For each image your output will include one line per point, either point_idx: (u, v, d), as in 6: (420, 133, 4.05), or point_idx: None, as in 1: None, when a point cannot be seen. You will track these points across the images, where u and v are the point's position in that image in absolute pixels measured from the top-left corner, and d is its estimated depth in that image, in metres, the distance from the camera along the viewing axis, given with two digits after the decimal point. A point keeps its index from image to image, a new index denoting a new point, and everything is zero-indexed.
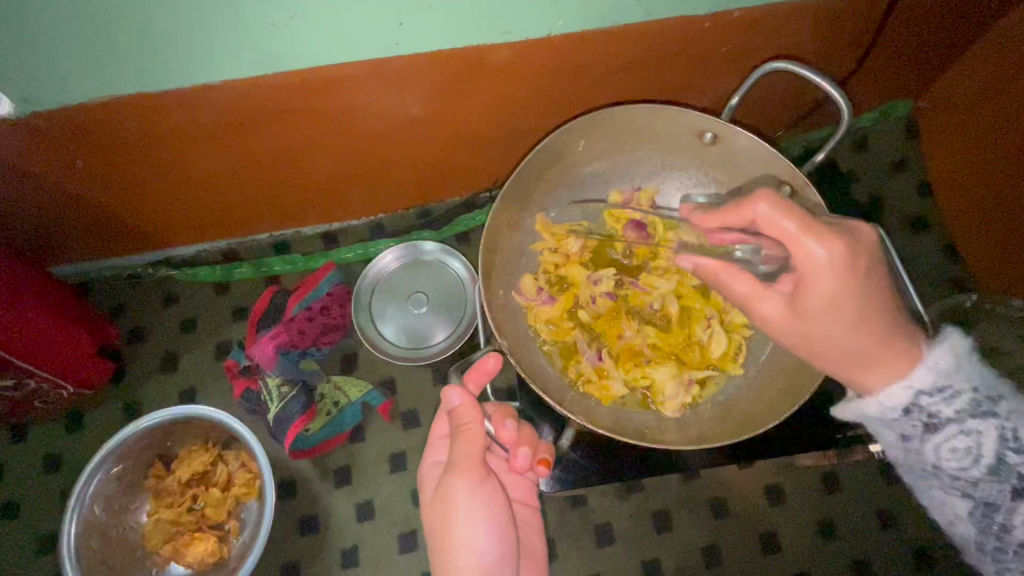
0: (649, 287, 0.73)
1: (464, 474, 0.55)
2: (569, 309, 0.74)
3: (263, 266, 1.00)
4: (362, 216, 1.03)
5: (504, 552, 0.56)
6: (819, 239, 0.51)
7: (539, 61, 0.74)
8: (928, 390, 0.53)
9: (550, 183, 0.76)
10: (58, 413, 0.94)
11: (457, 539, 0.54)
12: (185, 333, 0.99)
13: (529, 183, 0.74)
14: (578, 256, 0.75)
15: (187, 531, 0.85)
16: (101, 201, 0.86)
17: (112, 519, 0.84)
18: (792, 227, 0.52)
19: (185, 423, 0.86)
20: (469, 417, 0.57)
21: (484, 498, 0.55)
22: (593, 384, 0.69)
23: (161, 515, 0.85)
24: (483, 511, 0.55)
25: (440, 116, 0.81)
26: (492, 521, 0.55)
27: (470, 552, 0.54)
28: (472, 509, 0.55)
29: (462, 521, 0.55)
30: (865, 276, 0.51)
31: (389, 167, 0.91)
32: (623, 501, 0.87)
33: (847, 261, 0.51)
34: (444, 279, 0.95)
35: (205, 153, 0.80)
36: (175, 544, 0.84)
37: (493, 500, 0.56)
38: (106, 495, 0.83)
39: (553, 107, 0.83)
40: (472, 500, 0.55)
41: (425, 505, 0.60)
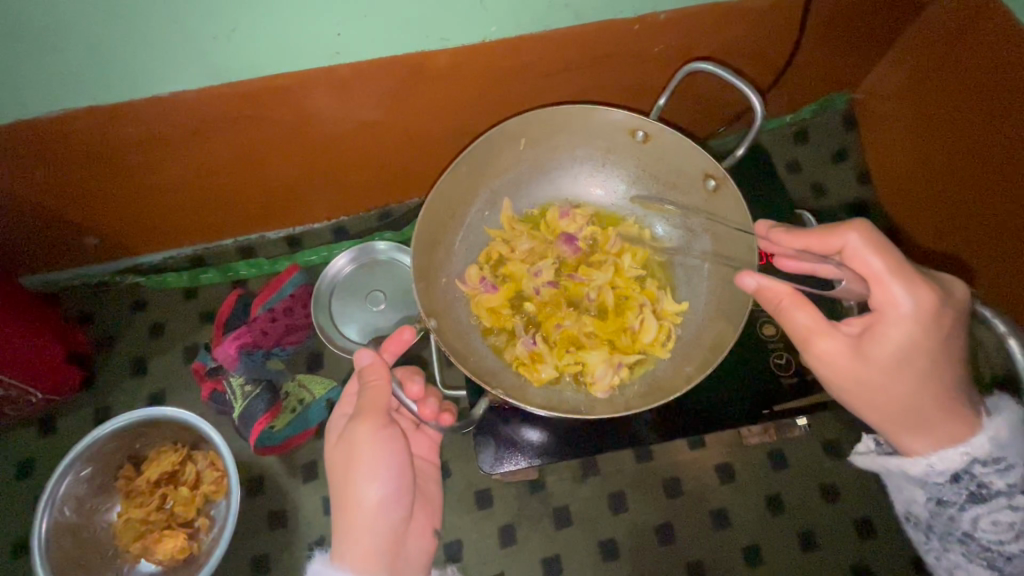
0: (586, 278, 0.76)
1: (367, 419, 0.62)
2: (512, 298, 0.76)
3: (230, 270, 1.04)
4: (325, 219, 1.06)
5: (401, 487, 0.63)
6: (907, 286, 0.54)
7: (479, 68, 0.78)
8: (983, 460, 0.57)
9: (493, 179, 0.78)
10: (31, 421, 0.96)
11: (355, 480, 0.61)
12: (154, 339, 1.02)
13: (473, 178, 0.76)
14: (539, 243, 0.78)
15: (157, 528, 0.87)
16: (67, 211, 0.88)
17: (84, 520, 0.86)
18: (879, 266, 0.55)
19: (154, 425, 0.89)
20: (377, 374, 0.64)
21: (384, 441, 0.62)
22: (526, 366, 0.72)
23: (132, 514, 0.87)
24: (382, 453, 0.62)
25: (389, 120, 0.84)
26: (393, 465, 0.62)
27: (369, 489, 0.61)
28: (375, 451, 0.61)
29: (364, 462, 0.61)
30: (943, 329, 0.54)
31: (342, 171, 0.94)
32: (580, 485, 0.91)
33: (932, 309, 0.54)
34: (401, 276, 0.98)
35: (159, 162, 0.82)
36: (144, 542, 0.86)
37: (393, 442, 0.62)
38: (78, 496, 0.86)
39: (497, 110, 0.87)
40: (373, 443, 0.61)
41: (327, 450, 0.66)
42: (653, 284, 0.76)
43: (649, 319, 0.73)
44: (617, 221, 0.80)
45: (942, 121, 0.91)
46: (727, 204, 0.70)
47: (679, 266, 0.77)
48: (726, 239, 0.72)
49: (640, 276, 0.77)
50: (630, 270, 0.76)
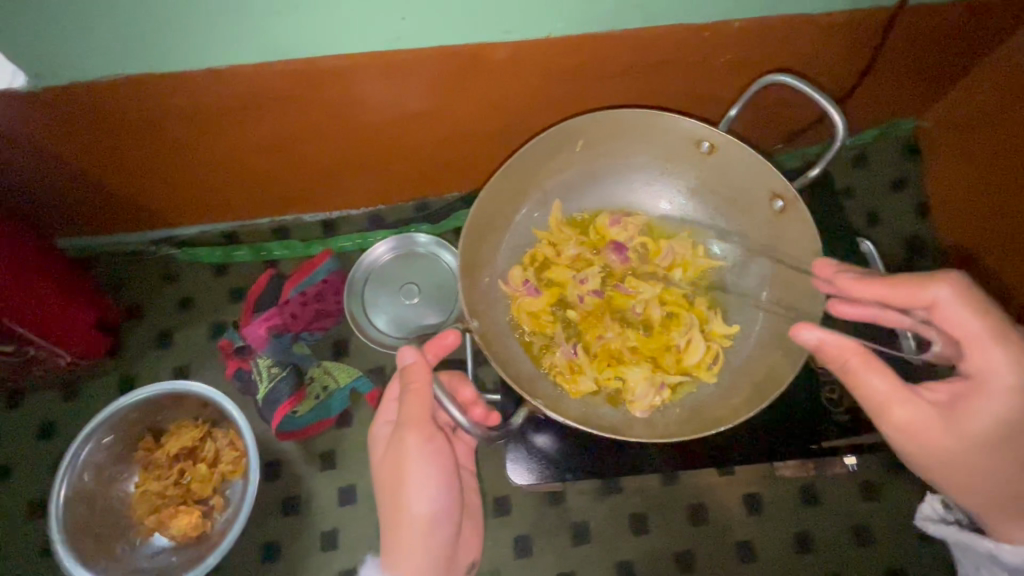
0: (633, 290, 0.73)
1: (414, 431, 0.62)
2: (554, 305, 0.73)
3: (262, 250, 1.03)
4: (361, 206, 1.04)
5: (448, 501, 0.64)
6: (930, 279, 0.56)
7: (539, 64, 0.75)
8: None
9: (544, 179, 0.75)
10: (56, 382, 0.96)
11: (407, 494, 0.62)
12: (183, 312, 1.01)
13: (525, 180, 0.74)
14: (585, 251, 0.75)
15: (172, 504, 0.86)
16: (106, 176, 0.87)
17: (101, 488, 0.86)
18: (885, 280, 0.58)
19: (177, 398, 0.88)
20: (418, 378, 0.62)
21: (432, 453, 0.63)
22: (563, 376, 0.69)
23: (148, 487, 0.86)
24: (430, 467, 0.63)
25: (439, 111, 0.82)
26: (439, 478, 0.63)
27: (419, 503, 0.62)
28: (421, 465, 0.62)
29: (413, 475, 0.62)
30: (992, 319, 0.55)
31: (385, 158, 0.92)
32: (600, 501, 0.88)
33: (964, 289, 0.55)
34: (437, 271, 0.96)
35: (205, 135, 0.81)
36: (160, 516, 0.85)
37: (439, 455, 0.64)
38: (96, 464, 0.86)
39: (551, 108, 0.84)
40: (421, 455, 0.62)
41: (374, 460, 0.67)
42: (704, 302, 0.73)
43: (698, 342, 0.69)
44: (670, 234, 0.77)
45: (1011, 156, 0.86)
46: (794, 226, 0.67)
47: (732, 287, 0.74)
48: (786, 263, 0.69)
49: (689, 293, 0.74)
50: (679, 286, 0.74)
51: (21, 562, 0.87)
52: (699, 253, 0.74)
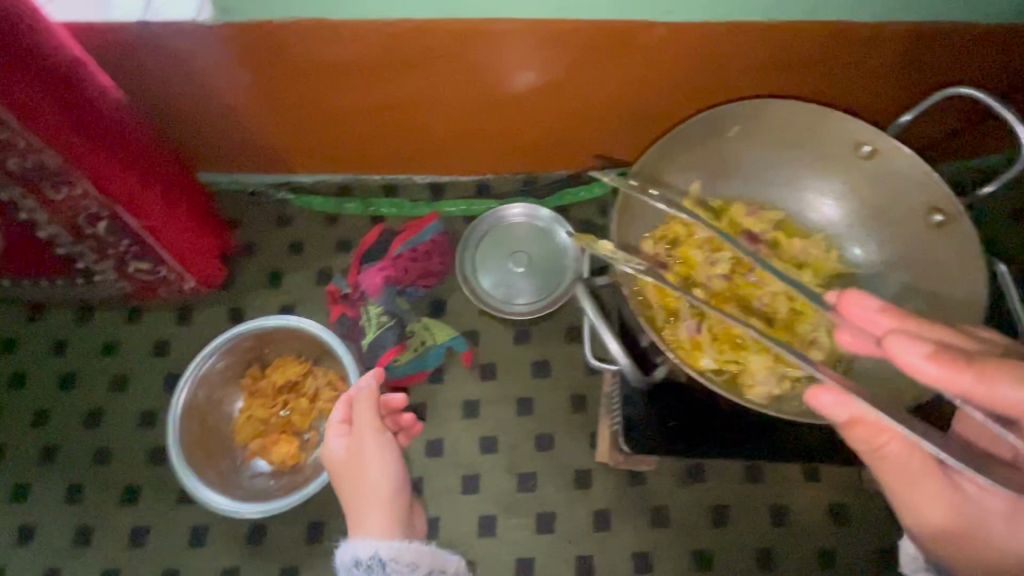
0: (762, 282, 0.72)
1: (372, 435, 0.76)
2: (683, 280, 0.72)
3: (372, 206, 1.07)
4: (471, 174, 1.07)
5: (400, 484, 0.76)
6: None
7: (692, 50, 0.77)
8: None
9: (692, 160, 0.75)
10: (173, 305, 1.02)
11: (367, 476, 0.74)
12: (292, 255, 1.06)
13: (675, 157, 0.74)
14: (716, 233, 0.74)
15: (275, 433, 0.91)
16: (248, 117, 0.92)
17: (211, 406, 0.92)
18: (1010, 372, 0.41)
19: (287, 333, 0.94)
20: (365, 402, 0.77)
21: (383, 446, 0.76)
22: (685, 351, 0.70)
23: (254, 413, 0.92)
24: (386, 453, 0.76)
25: (577, 86, 0.84)
26: (387, 459, 0.75)
27: (376, 477, 0.74)
28: (380, 460, 0.75)
29: (370, 462, 0.75)
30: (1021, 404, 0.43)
31: (510, 129, 0.95)
32: (682, 488, 0.89)
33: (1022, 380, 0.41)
34: (548, 245, 0.98)
35: (351, 87, 0.85)
36: (263, 441, 0.91)
37: (384, 447, 0.76)
38: (209, 385, 0.92)
39: (685, 97, 0.85)
40: (378, 442, 0.76)
41: (330, 454, 0.77)
42: None
43: (822, 340, 0.69)
44: (804, 233, 0.76)
45: None
46: (949, 240, 0.66)
47: (865, 294, 0.73)
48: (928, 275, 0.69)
49: (820, 293, 0.72)
50: (811, 285, 0.72)
51: (129, 465, 0.93)
52: (833, 256, 0.74)
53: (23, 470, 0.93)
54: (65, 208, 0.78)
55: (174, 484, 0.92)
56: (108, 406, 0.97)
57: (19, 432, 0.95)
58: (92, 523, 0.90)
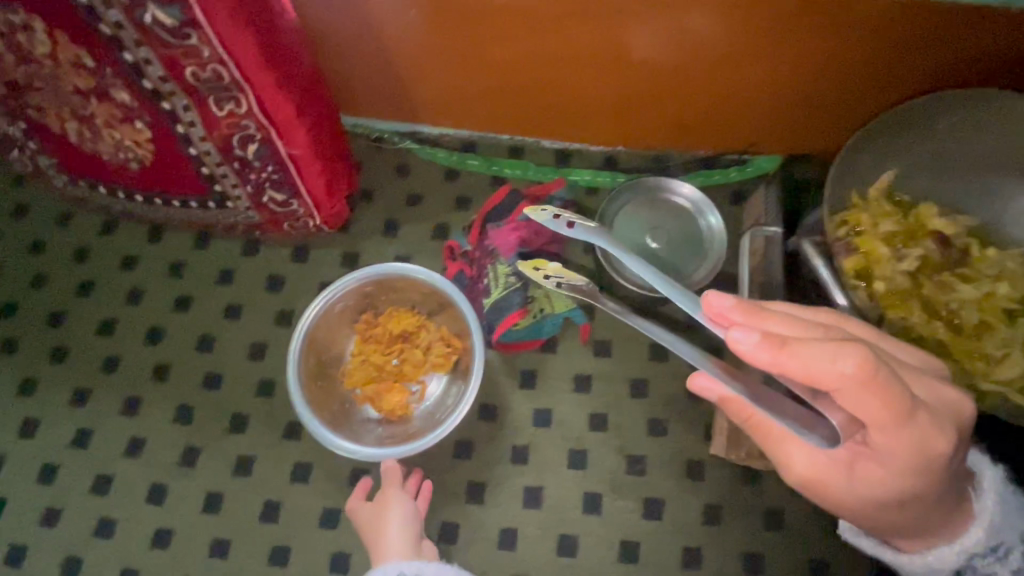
0: (950, 287, 0.68)
1: (392, 495, 0.83)
2: (864, 272, 0.69)
3: (496, 165, 1.04)
4: (602, 144, 1.03)
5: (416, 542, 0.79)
6: (802, 348, 0.43)
7: (897, 33, 0.73)
8: (982, 552, 0.58)
9: (894, 147, 0.71)
10: (289, 242, 1.02)
11: (384, 535, 0.79)
12: (410, 206, 1.04)
13: (882, 150, 0.72)
14: (904, 229, 0.70)
15: (387, 381, 0.90)
16: (402, 60, 0.90)
17: (325, 344, 0.91)
18: (785, 357, 0.44)
19: (407, 282, 0.92)
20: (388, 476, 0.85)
21: (402, 514, 0.81)
22: None
23: (368, 358, 0.91)
24: (401, 513, 0.81)
25: (754, 56, 0.80)
26: (405, 517, 0.81)
27: (394, 528, 0.79)
28: (393, 519, 0.80)
29: (388, 516, 0.80)
30: (874, 396, 0.43)
31: (665, 99, 0.91)
32: (799, 493, 0.85)
33: (869, 370, 0.43)
34: (689, 227, 0.93)
35: (519, 37, 0.83)
36: (375, 387, 0.89)
37: (404, 509, 0.82)
38: (326, 323, 0.91)
39: (870, 82, 0.81)
40: (397, 508, 0.81)
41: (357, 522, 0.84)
42: None
43: (1018, 358, 0.64)
44: (1001, 246, 0.70)
45: None
46: None
47: None
48: None
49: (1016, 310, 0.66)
50: (1009, 299, 0.66)
51: (236, 394, 0.94)
52: None
53: (135, 385, 0.95)
54: (223, 126, 0.77)
55: (281, 417, 0.92)
56: (221, 333, 0.97)
57: (134, 347, 0.97)
58: (201, 445, 0.91)
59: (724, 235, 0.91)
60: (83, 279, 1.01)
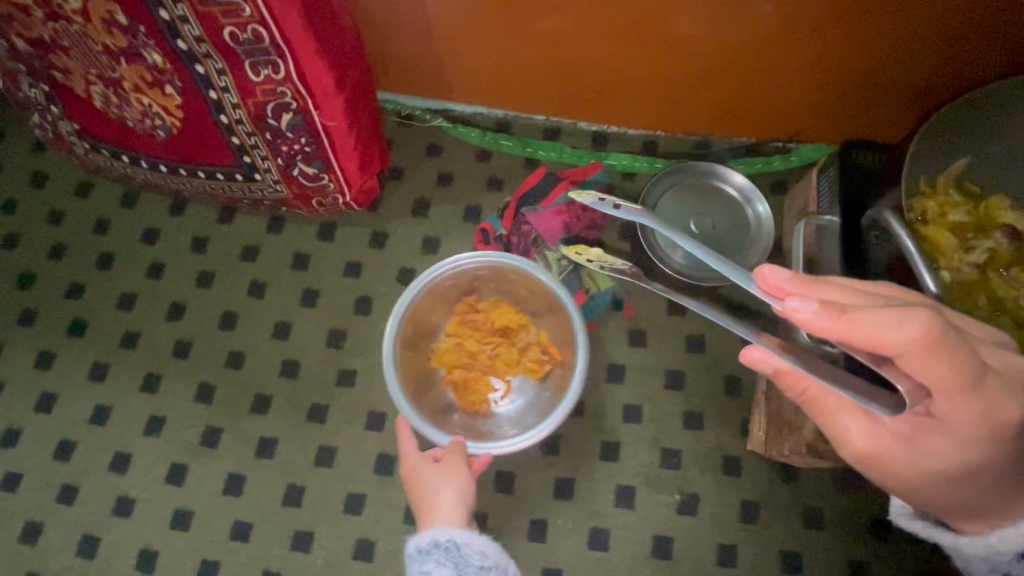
0: (1018, 282, 0.66)
1: (454, 463, 0.71)
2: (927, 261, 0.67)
3: (531, 146, 1.01)
4: (642, 128, 1.00)
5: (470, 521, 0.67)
6: (865, 314, 0.41)
7: (971, 17, 0.69)
8: None
9: (968, 134, 0.68)
10: (316, 220, 0.99)
11: (440, 503, 0.68)
12: (441, 187, 1.01)
13: (956, 136, 0.68)
14: (974, 220, 0.68)
15: (474, 369, 0.88)
16: (442, 33, 0.86)
17: (422, 325, 0.89)
18: (848, 326, 0.41)
19: (525, 280, 0.88)
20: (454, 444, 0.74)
21: (462, 486, 0.70)
22: None
23: (461, 343, 0.89)
24: (462, 485, 0.70)
25: (814, 40, 0.76)
26: (464, 491, 0.69)
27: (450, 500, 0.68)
28: (451, 485, 0.69)
29: (447, 484, 0.69)
30: (941, 363, 0.41)
31: (713, 84, 0.87)
32: (840, 493, 0.83)
33: (936, 335, 0.40)
34: (735, 216, 0.91)
35: (567, 14, 0.79)
36: (465, 373, 0.88)
37: (464, 482, 0.70)
38: (430, 300, 0.88)
39: (938, 68, 0.77)
40: (457, 477, 0.70)
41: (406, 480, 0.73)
42: None
43: None
44: None
45: None
46: None
47: None
48: None
49: None
50: None
51: (260, 375, 0.91)
52: None
53: (155, 362, 0.92)
54: (258, 92, 0.73)
55: (306, 399, 0.90)
56: (245, 311, 0.95)
57: (155, 323, 0.94)
58: (222, 425, 0.89)
59: (773, 228, 0.89)
60: (102, 251, 0.98)
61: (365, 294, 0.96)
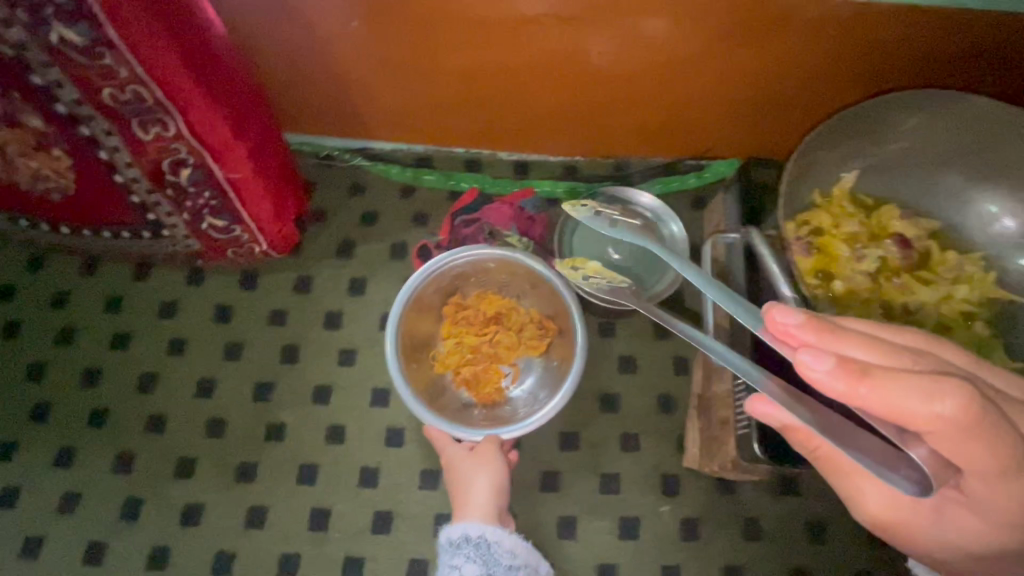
0: (908, 289, 0.68)
1: (484, 456, 0.77)
2: (822, 270, 0.69)
3: (453, 179, 1.01)
4: (561, 154, 1.01)
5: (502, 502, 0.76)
6: (896, 382, 0.36)
7: (848, 35, 0.73)
8: None
9: (849, 148, 0.72)
10: (236, 269, 0.96)
11: (473, 492, 0.75)
12: (366, 226, 1.00)
13: (839, 150, 0.72)
14: (865, 230, 0.71)
15: (481, 363, 0.86)
16: (348, 73, 0.85)
17: (416, 324, 0.87)
18: (869, 391, 0.36)
19: (505, 266, 0.88)
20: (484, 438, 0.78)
21: (492, 475, 0.76)
22: None
23: (460, 341, 0.87)
24: (491, 476, 0.76)
25: (708, 61, 0.79)
26: (496, 478, 0.76)
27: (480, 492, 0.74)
28: (480, 478, 0.75)
29: (478, 479, 0.75)
30: (979, 447, 0.37)
31: (622, 106, 0.89)
32: (776, 502, 0.84)
33: (974, 418, 0.36)
34: (650, 236, 0.92)
35: (471, 45, 0.80)
36: (473, 371, 0.86)
37: (495, 471, 0.76)
38: (416, 306, 0.86)
39: (829, 82, 0.81)
40: (486, 469, 0.76)
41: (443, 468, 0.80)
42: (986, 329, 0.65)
43: None
44: (960, 249, 0.70)
45: None
46: None
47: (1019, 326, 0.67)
48: None
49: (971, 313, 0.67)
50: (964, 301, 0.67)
51: (183, 437, 0.87)
52: (992, 279, 0.68)
53: (68, 433, 0.87)
54: (151, 149, 0.71)
55: (234, 458, 0.86)
56: (164, 371, 0.91)
57: (67, 392, 0.89)
58: (145, 494, 0.84)
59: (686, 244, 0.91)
60: (7, 320, 0.93)
61: (293, 341, 0.93)
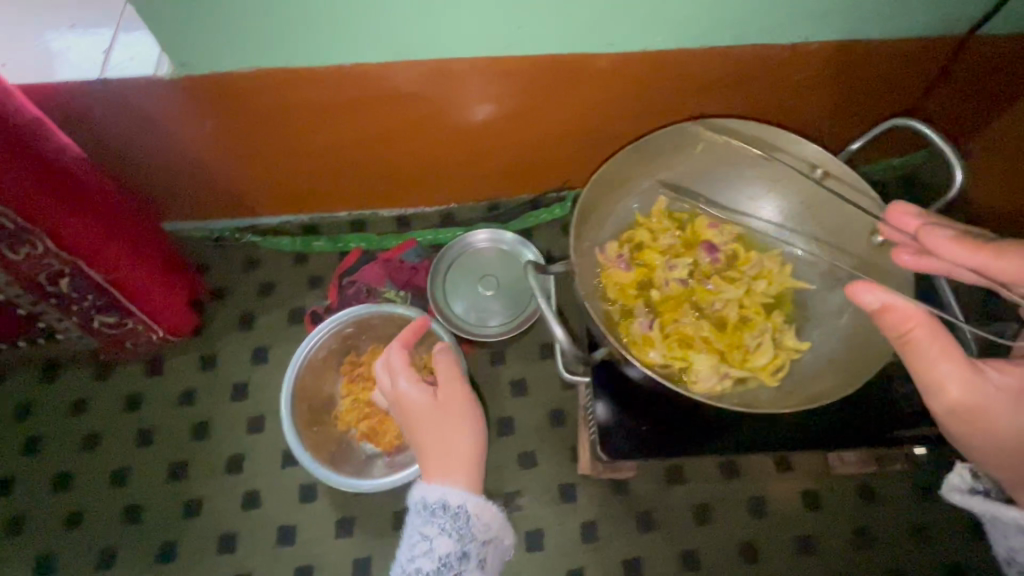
0: (716, 289, 0.78)
1: (458, 398, 0.72)
2: (643, 281, 0.79)
3: (340, 241, 1.08)
4: (437, 204, 1.10)
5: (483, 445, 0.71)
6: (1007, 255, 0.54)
7: (642, 78, 0.83)
8: None
9: (654, 169, 0.82)
10: (142, 357, 1.01)
11: (454, 435, 0.69)
12: (264, 296, 1.06)
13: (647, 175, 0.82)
14: (680, 240, 0.81)
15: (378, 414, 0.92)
16: (215, 163, 0.92)
17: (314, 389, 0.93)
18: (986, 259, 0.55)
19: (388, 319, 0.96)
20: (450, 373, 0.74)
21: (469, 417, 0.71)
22: (634, 343, 0.74)
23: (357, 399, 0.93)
24: (468, 416, 0.71)
25: (534, 113, 0.89)
26: (474, 417, 0.72)
27: (464, 437, 0.69)
28: (459, 417, 0.71)
29: (457, 420, 0.70)
30: None
31: (474, 156, 0.98)
32: (664, 492, 0.92)
33: None
34: (514, 269, 1.01)
35: (321, 127, 0.87)
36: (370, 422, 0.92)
37: (471, 411, 0.72)
38: (312, 370, 0.93)
39: (646, 115, 0.91)
40: (462, 411, 0.71)
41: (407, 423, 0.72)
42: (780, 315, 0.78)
43: (766, 343, 0.74)
44: (761, 247, 0.82)
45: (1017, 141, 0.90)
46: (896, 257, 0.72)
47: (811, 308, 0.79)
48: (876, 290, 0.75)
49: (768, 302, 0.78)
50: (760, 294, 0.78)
51: (103, 528, 0.91)
52: (786, 271, 0.79)
53: None
54: (26, 267, 0.76)
55: (155, 539, 0.90)
56: (79, 467, 0.94)
57: None
58: None
59: None
60: None
61: (203, 417, 0.98)
